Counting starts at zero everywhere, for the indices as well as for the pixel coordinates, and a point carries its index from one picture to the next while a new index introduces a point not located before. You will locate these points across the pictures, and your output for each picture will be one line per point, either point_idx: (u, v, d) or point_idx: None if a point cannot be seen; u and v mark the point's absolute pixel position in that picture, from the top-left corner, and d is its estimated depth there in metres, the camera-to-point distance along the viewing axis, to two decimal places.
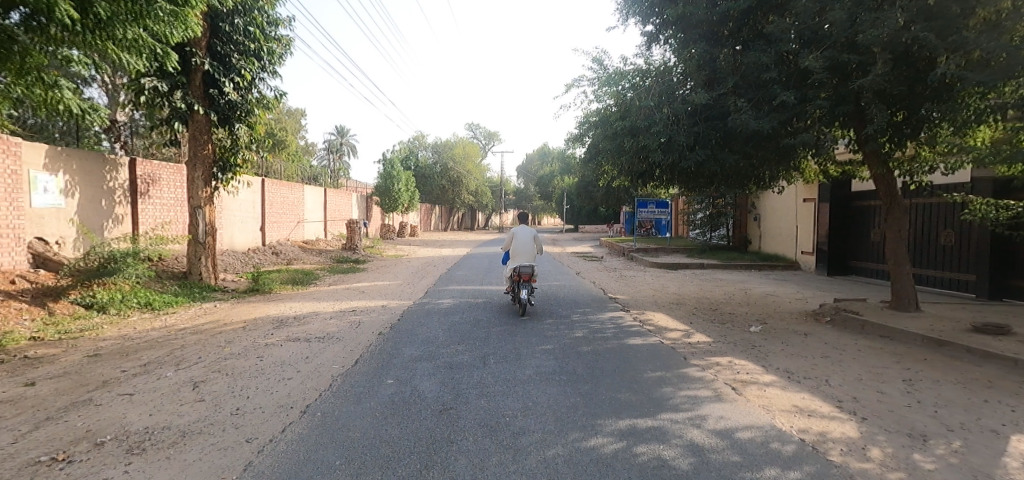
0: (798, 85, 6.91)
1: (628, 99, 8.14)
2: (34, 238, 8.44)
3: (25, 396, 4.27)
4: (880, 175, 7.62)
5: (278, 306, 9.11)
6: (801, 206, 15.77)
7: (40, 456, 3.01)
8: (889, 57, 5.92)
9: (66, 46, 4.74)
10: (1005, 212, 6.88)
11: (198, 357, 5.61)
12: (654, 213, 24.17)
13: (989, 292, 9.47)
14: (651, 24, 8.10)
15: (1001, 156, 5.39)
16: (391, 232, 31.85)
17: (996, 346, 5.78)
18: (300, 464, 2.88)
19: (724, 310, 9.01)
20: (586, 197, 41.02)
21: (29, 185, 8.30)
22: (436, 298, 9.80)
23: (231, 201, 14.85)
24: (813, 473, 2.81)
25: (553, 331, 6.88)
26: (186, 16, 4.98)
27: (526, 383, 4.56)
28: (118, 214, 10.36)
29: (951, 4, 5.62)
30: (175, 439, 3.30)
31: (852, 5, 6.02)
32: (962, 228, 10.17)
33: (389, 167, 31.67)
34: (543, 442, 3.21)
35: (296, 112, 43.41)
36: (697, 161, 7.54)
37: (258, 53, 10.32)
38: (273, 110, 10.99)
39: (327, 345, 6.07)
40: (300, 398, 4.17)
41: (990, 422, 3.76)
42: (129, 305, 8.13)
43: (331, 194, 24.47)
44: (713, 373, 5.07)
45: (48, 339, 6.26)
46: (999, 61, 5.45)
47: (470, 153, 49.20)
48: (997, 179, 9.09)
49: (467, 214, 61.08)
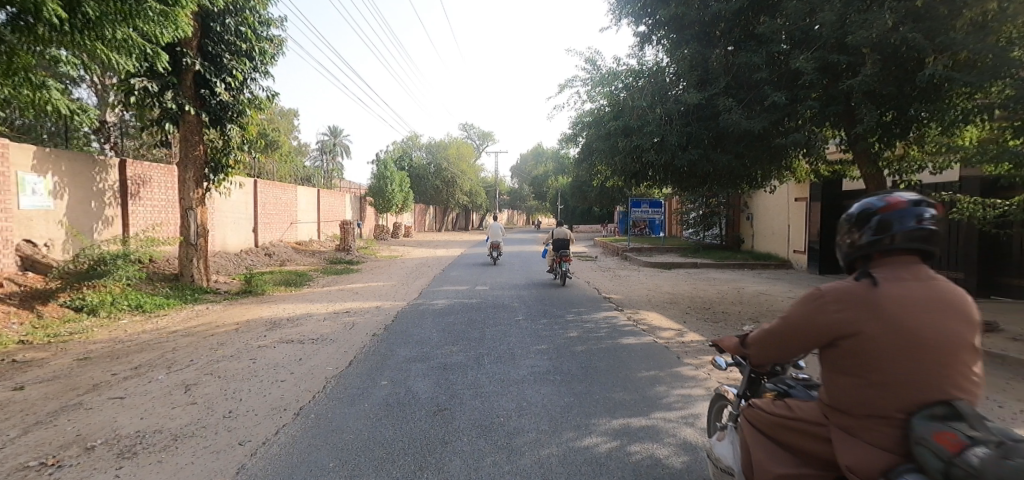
0: (788, 85, 6.92)
1: (621, 99, 8.18)
2: (22, 240, 8.37)
3: (14, 401, 4.22)
4: (869, 175, 7.69)
5: (272, 307, 9.05)
6: (793, 206, 15.92)
7: (29, 461, 2.98)
8: (878, 57, 5.98)
9: (53, 46, 4.70)
10: (993, 211, 6.91)
11: (190, 359, 5.57)
12: (648, 212, 24.31)
13: (978, 290, 9.58)
14: (644, 24, 8.14)
15: (987, 156, 5.44)
16: (386, 232, 31.82)
17: (984, 343, 5.86)
18: (294, 466, 2.88)
19: (717, 308, 9.06)
20: (580, 196, 41.03)
21: (17, 187, 8.21)
22: (430, 298, 9.79)
23: (223, 202, 14.79)
24: None
25: (548, 331, 6.90)
26: (176, 16, 4.95)
27: (521, 383, 4.57)
28: (109, 216, 10.25)
29: (939, 5, 5.68)
30: (167, 443, 3.28)
31: (841, 7, 6.10)
32: (951, 227, 10.30)
33: (383, 167, 31.57)
34: (537, 442, 3.22)
35: (288, 113, 43.21)
36: (689, 161, 7.61)
37: (250, 53, 10.21)
38: (265, 111, 10.90)
39: (321, 347, 6.05)
40: (294, 400, 4.14)
41: (978, 418, 3.82)
42: (119, 308, 8.05)
43: (325, 194, 24.43)
44: (706, 371, 5.10)
45: (38, 343, 6.21)
46: (985, 61, 5.55)
47: (466, 153, 49.04)
48: (985, 178, 9.22)
49: (462, 214, 61.03)
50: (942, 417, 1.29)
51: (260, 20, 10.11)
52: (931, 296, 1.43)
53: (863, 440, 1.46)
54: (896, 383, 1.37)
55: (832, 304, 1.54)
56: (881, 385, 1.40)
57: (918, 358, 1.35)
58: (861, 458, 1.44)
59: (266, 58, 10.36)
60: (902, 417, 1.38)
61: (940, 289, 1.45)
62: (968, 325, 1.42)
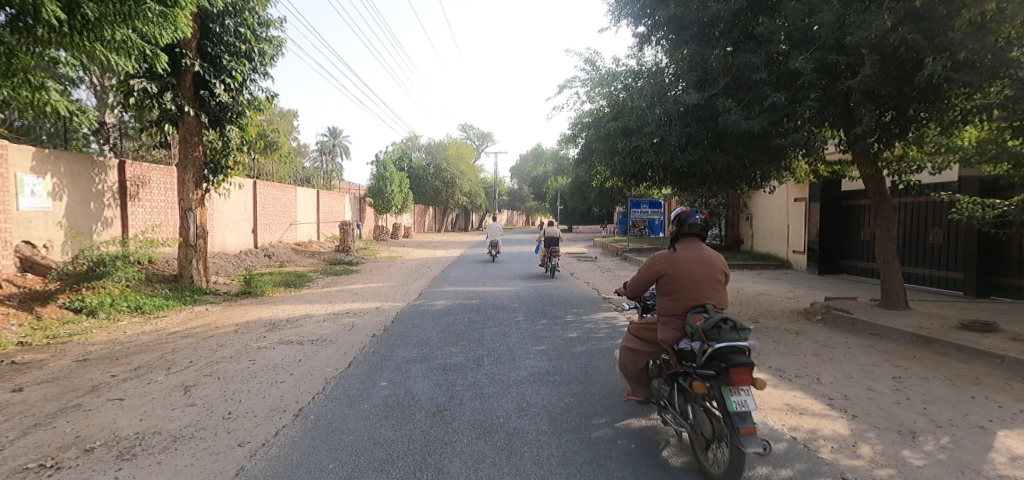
0: (787, 85, 6.93)
1: (620, 100, 8.18)
2: (22, 242, 8.35)
3: (13, 402, 4.22)
4: (868, 175, 7.70)
5: (271, 308, 9.04)
6: (792, 206, 15.94)
7: (28, 463, 2.97)
8: (877, 58, 6.00)
9: (52, 47, 4.69)
10: (991, 211, 6.93)
11: (190, 360, 5.57)
12: (647, 213, 24.33)
13: (977, 290, 9.59)
14: (643, 25, 8.15)
15: (986, 156, 5.45)
16: (385, 232, 31.84)
17: (983, 343, 5.86)
18: (294, 467, 2.87)
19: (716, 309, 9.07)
20: (580, 197, 41.03)
21: (16, 188, 8.20)
22: (430, 299, 9.78)
23: (223, 202, 14.79)
24: (803, 471, 2.84)
25: (548, 332, 6.90)
26: (175, 17, 4.95)
27: (520, 384, 4.57)
28: (108, 217, 10.24)
29: (938, 6, 5.69)
30: (166, 444, 3.28)
31: (840, 8, 6.11)
32: (950, 227, 10.32)
33: (383, 168, 31.59)
34: (536, 443, 3.22)
35: (287, 114, 43.20)
36: (688, 161, 7.61)
37: (249, 54, 10.22)
38: (264, 112, 10.91)
39: (320, 348, 6.04)
40: (293, 401, 4.14)
41: (977, 418, 3.82)
42: (118, 309, 8.05)
43: (325, 195, 24.44)
44: None
45: (37, 344, 6.20)
46: (983, 62, 5.56)
47: (465, 154, 49.10)
48: (984, 178, 9.23)
49: (461, 215, 61.06)
50: (693, 308, 3.11)
51: (259, 21, 10.11)
52: (698, 260, 3.27)
53: (668, 323, 3.24)
54: (682, 295, 3.16)
55: (658, 262, 3.35)
56: (673, 296, 3.19)
57: (688, 283, 3.18)
58: (666, 331, 3.20)
59: (266, 59, 10.38)
60: (683, 313, 3.16)
61: (703, 255, 3.30)
62: (715, 270, 3.25)
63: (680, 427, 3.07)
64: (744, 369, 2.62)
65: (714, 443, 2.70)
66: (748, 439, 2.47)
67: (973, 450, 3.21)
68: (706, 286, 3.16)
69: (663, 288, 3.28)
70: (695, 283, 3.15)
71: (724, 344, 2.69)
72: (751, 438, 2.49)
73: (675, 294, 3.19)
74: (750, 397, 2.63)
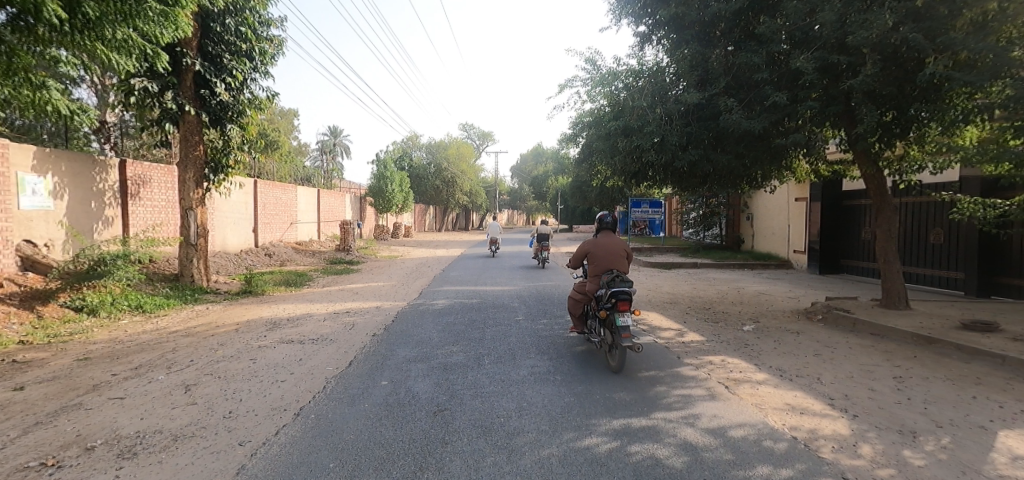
0: (788, 84, 6.93)
1: (620, 99, 8.17)
2: (22, 241, 8.36)
3: (14, 401, 4.22)
4: (869, 175, 7.70)
5: (272, 307, 9.05)
6: (793, 206, 15.92)
7: (28, 462, 2.98)
8: (878, 57, 5.99)
9: (53, 45, 4.69)
10: (992, 211, 6.92)
11: (190, 359, 5.58)
12: (647, 212, 24.33)
13: (978, 290, 9.58)
14: (644, 24, 8.13)
15: (988, 156, 5.44)
16: (385, 232, 31.87)
17: (984, 343, 5.86)
18: (293, 467, 2.87)
19: (717, 308, 9.06)
20: (580, 196, 41.05)
21: (18, 187, 8.21)
22: (430, 299, 9.78)
23: (223, 202, 14.77)
24: (803, 471, 2.84)
25: (548, 331, 6.89)
26: (175, 16, 4.95)
27: (520, 383, 4.57)
28: (109, 216, 10.25)
29: (939, 5, 5.68)
30: (167, 443, 3.28)
31: (842, 7, 6.10)
32: (950, 227, 10.31)
33: (383, 167, 31.61)
34: (536, 442, 3.22)
35: (287, 113, 43.17)
36: (689, 161, 7.61)
37: (250, 54, 10.23)
38: (265, 111, 10.92)
39: (321, 347, 6.04)
40: (294, 400, 4.15)
41: (978, 418, 3.81)
42: (119, 308, 8.06)
43: (325, 194, 24.40)
44: (706, 371, 5.09)
45: (37, 343, 6.20)
46: (985, 62, 5.55)
47: (466, 153, 49.17)
48: (985, 178, 9.22)
49: (462, 214, 61.08)
50: (606, 272, 5.55)
51: (260, 20, 10.12)
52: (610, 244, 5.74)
53: (594, 281, 5.67)
54: (600, 263, 5.62)
55: (588, 245, 5.75)
56: (596, 263, 5.63)
57: (603, 257, 5.65)
58: (592, 285, 5.61)
59: (266, 58, 10.38)
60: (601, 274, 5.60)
61: (616, 242, 5.72)
62: (621, 250, 5.70)
63: (599, 342, 5.45)
64: (626, 302, 5.03)
65: (612, 345, 5.04)
66: (625, 339, 4.84)
67: (974, 450, 3.20)
68: (613, 257, 5.59)
69: (590, 260, 5.70)
70: (608, 256, 5.59)
71: (618, 290, 5.07)
72: (628, 339, 4.84)
73: (597, 261, 5.62)
74: (630, 318, 4.99)
